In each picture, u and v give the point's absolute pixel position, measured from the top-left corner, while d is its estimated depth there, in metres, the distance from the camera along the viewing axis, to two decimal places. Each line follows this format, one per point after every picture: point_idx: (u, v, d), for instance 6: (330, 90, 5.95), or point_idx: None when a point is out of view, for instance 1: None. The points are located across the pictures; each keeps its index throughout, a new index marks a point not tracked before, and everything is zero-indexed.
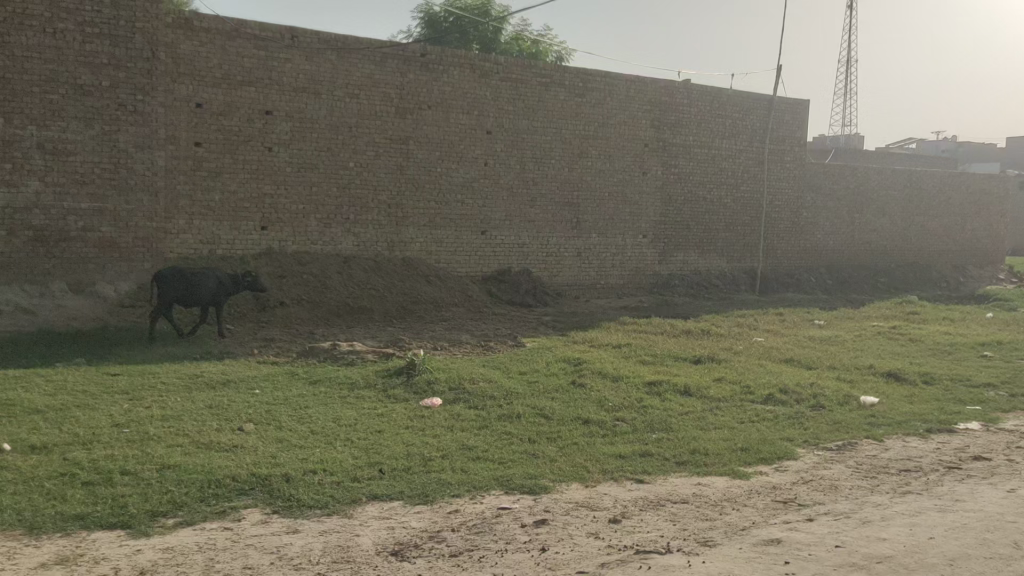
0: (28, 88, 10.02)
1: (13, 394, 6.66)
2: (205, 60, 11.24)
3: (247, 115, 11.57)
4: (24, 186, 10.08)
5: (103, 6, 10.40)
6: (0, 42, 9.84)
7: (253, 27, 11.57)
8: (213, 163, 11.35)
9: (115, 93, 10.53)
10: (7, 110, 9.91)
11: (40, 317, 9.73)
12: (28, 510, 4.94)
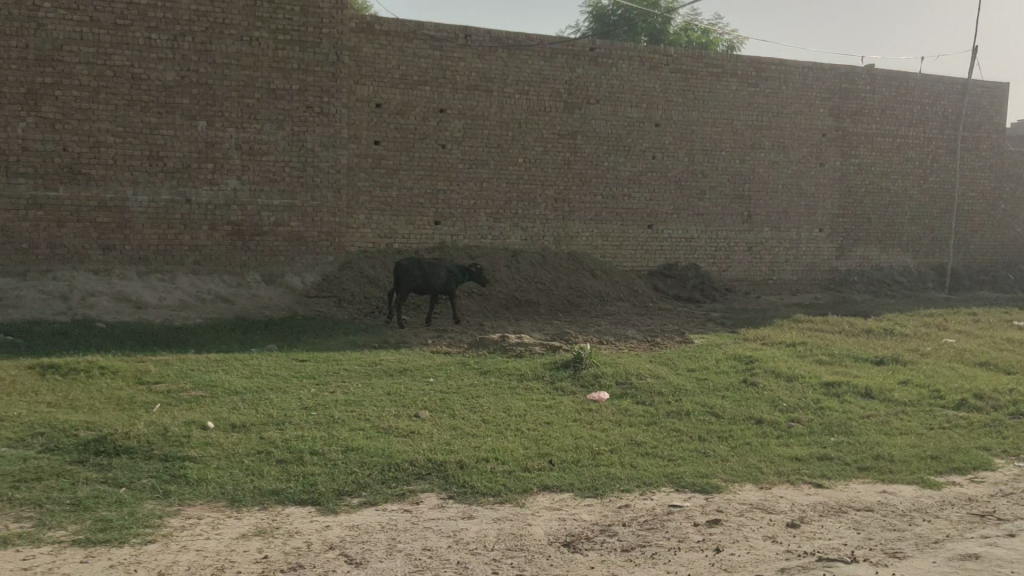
0: (227, 93, 10.84)
1: (216, 376, 7.22)
2: (385, 61, 11.76)
3: (422, 113, 12.00)
4: (224, 185, 10.91)
5: (294, 14, 11.08)
6: (204, 51, 10.70)
7: (430, 28, 11.98)
8: (391, 160, 11.86)
9: (304, 96, 11.21)
10: (209, 113, 10.78)
11: (236, 305, 10.54)
12: (229, 484, 5.35)
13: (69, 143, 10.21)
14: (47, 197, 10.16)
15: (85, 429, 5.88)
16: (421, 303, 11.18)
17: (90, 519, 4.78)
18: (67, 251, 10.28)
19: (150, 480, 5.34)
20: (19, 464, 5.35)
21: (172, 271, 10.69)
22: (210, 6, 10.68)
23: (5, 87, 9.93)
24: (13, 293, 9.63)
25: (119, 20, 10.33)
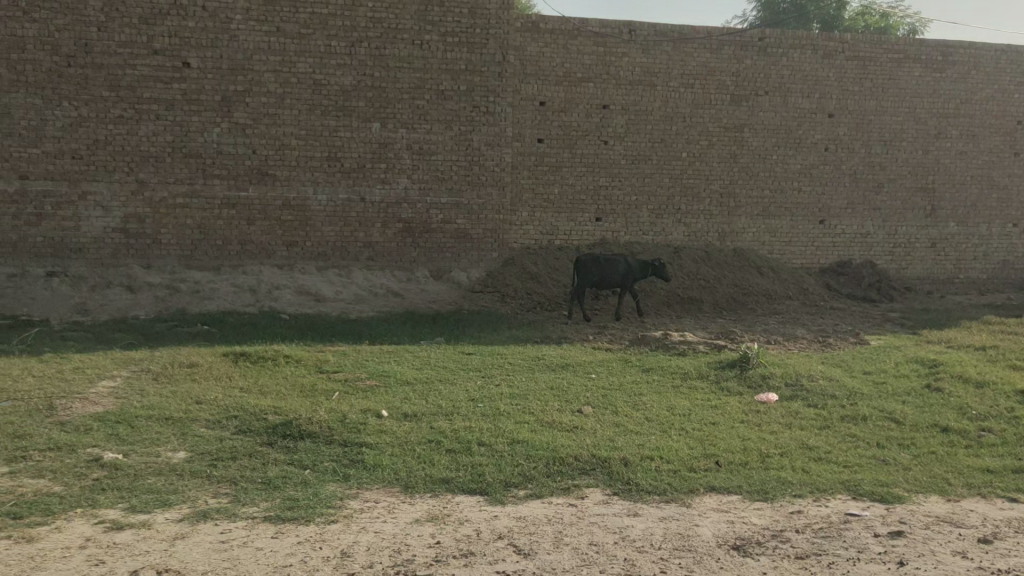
0: (399, 96, 11.30)
1: (389, 367, 7.55)
2: (549, 59, 11.89)
3: (586, 110, 12.06)
4: (396, 184, 11.40)
5: (463, 16, 11.38)
6: (379, 56, 11.19)
7: (594, 25, 11.99)
8: (553, 157, 12.01)
9: (471, 96, 11.51)
10: (383, 115, 11.28)
11: (406, 299, 11.00)
12: (403, 471, 5.57)
13: (257, 146, 10.96)
14: (238, 197, 10.97)
15: (273, 414, 6.30)
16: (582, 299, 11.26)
17: (278, 498, 5.11)
18: (254, 247, 11.06)
19: (331, 464, 5.65)
20: (216, 444, 5.80)
21: (348, 266, 11.29)
22: (384, 12, 11.15)
23: (203, 95, 10.77)
24: (208, 286, 10.48)
25: (303, 29, 10.97)
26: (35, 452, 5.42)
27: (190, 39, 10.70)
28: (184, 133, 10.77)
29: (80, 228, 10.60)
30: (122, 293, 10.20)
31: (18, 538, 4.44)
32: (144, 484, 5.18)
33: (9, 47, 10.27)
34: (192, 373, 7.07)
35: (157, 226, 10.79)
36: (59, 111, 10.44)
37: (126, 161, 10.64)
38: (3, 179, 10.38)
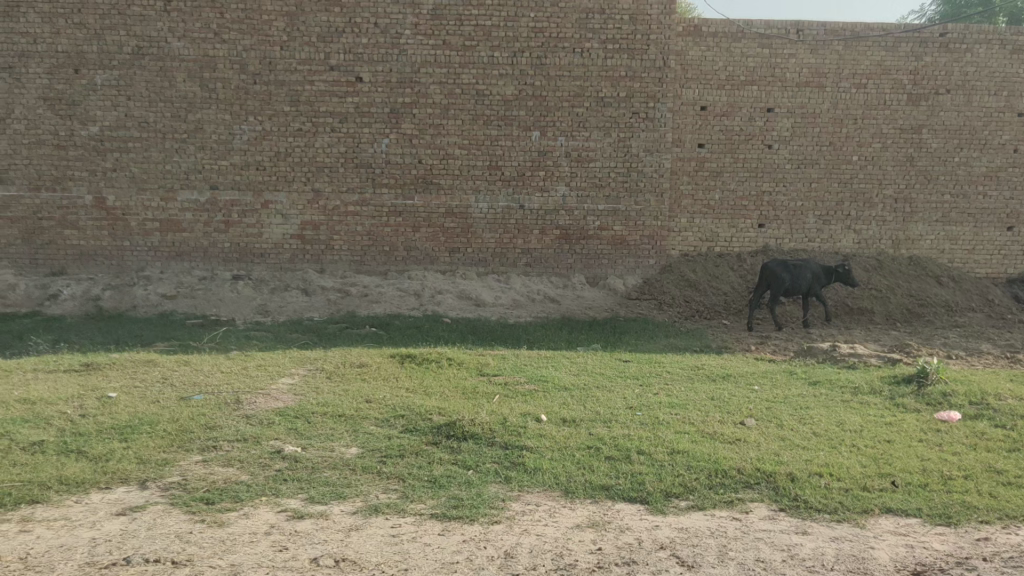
0: (559, 104, 11.47)
1: (548, 372, 7.63)
2: (711, 63, 11.68)
3: (749, 114, 11.77)
4: (554, 191, 11.59)
5: (624, 23, 11.37)
6: (540, 65, 11.39)
7: (759, 27, 11.66)
8: (714, 163, 11.82)
9: (631, 103, 11.52)
10: (543, 124, 11.50)
11: (563, 305, 11.13)
12: (563, 475, 5.58)
13: (423, 156, 11.42)
14: (404, 205, 11.48)
15: (437, 414, 6.50)
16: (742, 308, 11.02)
17: (444, 496, 5.26)
18: (420, 253, 11.57)
19: (494, 465, 5.75)
20: (386, 441, 6.05)
21: (507, 272, 11.63)
22: (546, 22, 11.32)
23: (373, 108, 11.32)
24: (376, 290, 10.97)
25: (467, 41, 11.31)
26: (225, 443, 5.84)
27: (362, 54, 11.25)
28: (356, 144, 11.35)
29: (262, 234, 11.41)
30: (296, 296, 10.86)
31: (210, 522, 4.79)
32: (320, 476, 5.47)
33: (202, 67, 11.13)
34: (361, 372, 7.42)
35: (331, 233, 11.46)
36: (245, 126, 11.24)
37: (303, 172, 11.34)
38: (196, 189, 11.29)
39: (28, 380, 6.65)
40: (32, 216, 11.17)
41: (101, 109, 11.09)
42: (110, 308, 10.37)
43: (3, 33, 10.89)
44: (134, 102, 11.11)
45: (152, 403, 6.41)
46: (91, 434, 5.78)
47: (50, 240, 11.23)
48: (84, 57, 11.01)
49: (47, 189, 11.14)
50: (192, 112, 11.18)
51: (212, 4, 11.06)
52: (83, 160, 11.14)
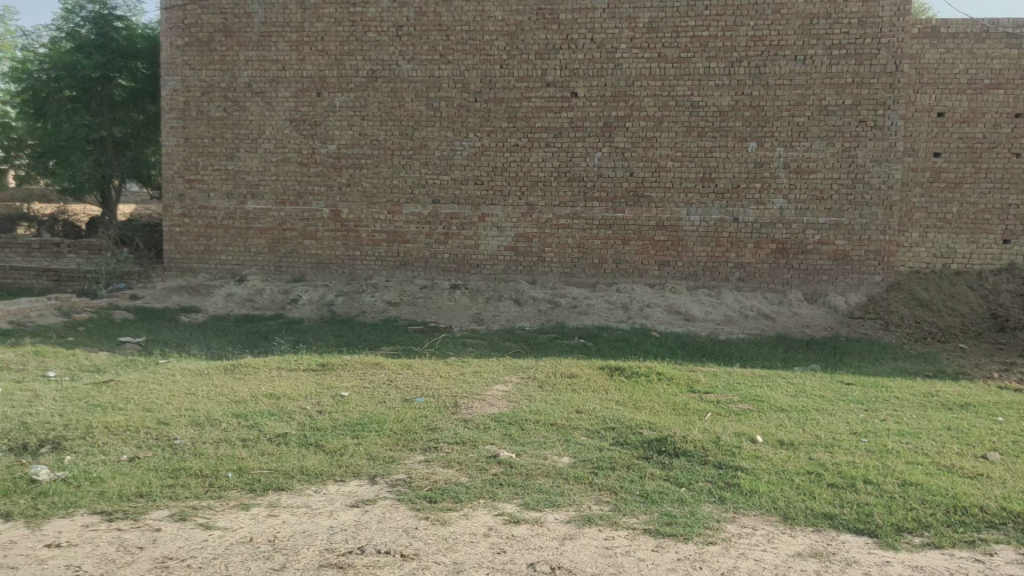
0: (779, 113, 11.10)
1: (763, 392, 7.36)
2: (951, 66, 10.83)
3: (994, 119, 10.81)
4: (771, 204, 11.22)
5: (852, 27, 10.84)
6: (759, 74, 11.09)
7: (1007, 25, 10.70)
8: (952, 173, 10.95)
9: (857, 110, 10.93)
10: (761, 134, 11.16)
11: (778, 322, 10.71)
12: (782, 500, 5.31)
13: (635, 168, 11.44)
14: (615, 218, 11.57)
15: (648, 429, 6.45)
16: (982, 331, 10.12)
17: (657, 512, 5.17)
18: (629, 266, 11.61)
19: (707, 484, 5.58)
20: (597, 453, 6.07)
21: (719, 287, 11.41)
22: (766, 30, 11.03)
23: (587, 122, 11.51)
24: (585, 302, 11.09)
25: (684, 52, 11.23)
26: (445, 445, 6.11)
27: (578, 70, 11.49)
28: (570, 158, 11.58)
29: (478, 246, 11.90)
30: (510, 305, 11.18)
31: (434, 520, 5.01)
32: (534, 483, 5.58)
33: (428, 87, 11.81)
34: (572, 383, 7.51)
35: (543, 245, 11.75)
36: (465, 142, 11.79)
37: (518, 186, 11.72)
38: (420, 203, 11.96)
39: (273, 377, 7.29)
40: (278, 227, 12.27)
41: (338, 129, 12.02)
42: (342, 313, 11.15)
43: (258, 61, 12.10)
44: (367, 122, 11.96)
45: (380, 403, 6.83)
46: (327, 429, 6.25)
47: (291, 250, 12.29)
48: (325, 81, 12.00)
49: (291, 203, 12.20)
50: (418, 130, 11.87)
51: (440, 27, 11.73)
52: (321, 176, 12.10)
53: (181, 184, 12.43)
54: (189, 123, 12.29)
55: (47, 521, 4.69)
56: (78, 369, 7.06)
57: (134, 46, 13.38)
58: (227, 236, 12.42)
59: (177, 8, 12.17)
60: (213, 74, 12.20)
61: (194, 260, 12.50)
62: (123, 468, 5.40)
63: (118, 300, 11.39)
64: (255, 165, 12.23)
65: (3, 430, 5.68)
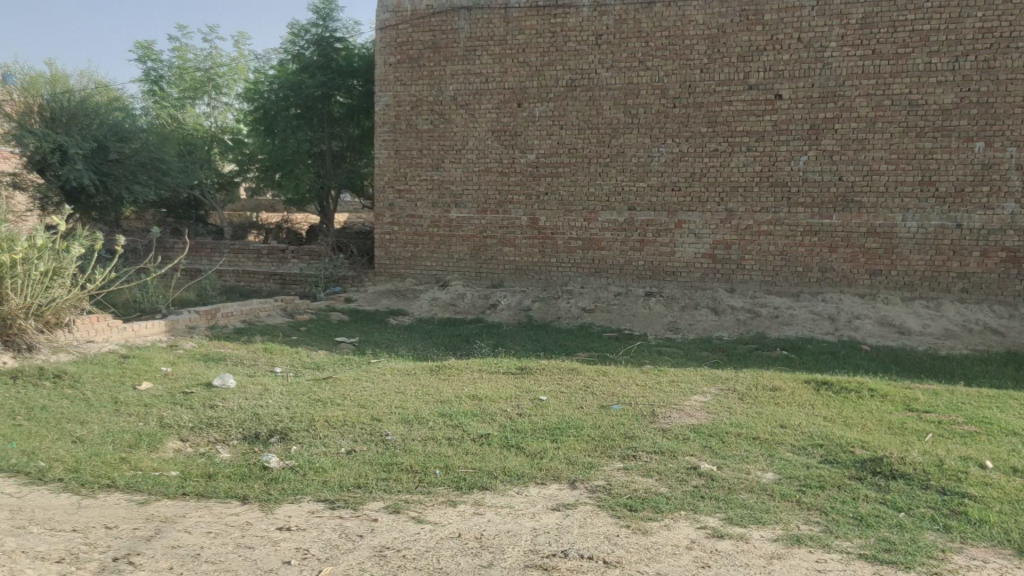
0: (1011, 110, 10.19)
1: (991, 414, 6.76)
2: None
3: None
4: (1001, 209, 10.29)
5: None
6: (987, 68, 10.23)
7: None
8: None
9: None
10: (990, 133, 10.28)
11: (1008, 338, 9.81)
12: (1017, 533, 4.81)
13: (844, 172, 10.89)
14: (821, 224, 11.05)
15: (860, 448, 6.10)
16: None
17: (873, 537, 4.83)
18: (836, 275, 11.06)
19: (929, 511, 5.17)
20: (804, 470, 5.81)
21: (938, 298, 10.61)
22: (997, 21, 10.17)
23: (792, 125, 11.09)
24: (787, 312, 10.67)
25: (901, 48, 10.57)
26: (644, 453, 6.07)
27: (784, 71, 11.10)
28: (773, 162, 11.20)
29: (675, 253, 11.77)
30: (707, 314, 10.95)
31: (635, 529, 4.95)
32: (737, 498, 5.39)
33: (626, 94, 11.85)
34: (775, 396, 7.24)
35: (742, 252, 11.45)
36: (663, 148, 11.71)
37: (717, 192, 11.49)
38: (617, 211, 12.00)
39: (475, 378, 7.56)
40: (479, 234, 12.72)
41: (538, 138, 12.31)
42: (538, 318, 11.35)
43: (463, 75, 12.62)
44: (565, 130, 12.17)
45: (577, 408, 6.90)
46: (527, 431, 6.39)
47: (491, 257, 12.70)
48: (526, 91, 12.33)
49: (492, 211, 12.62)
50: (616, 137, 11.93)
51: (639, 34, 11.74)
52: (521, 185, 12.43)
53: (391, 194, 13.16)
54: (400, 136, 13.01)
55: (278, 506, 5.09)
56: (300, 366, 7.65)
57: (351, 65, 14.30)
58: (431, 243, 13.01)
59: (392, 28, 12.94)
60: (422, 89, 12.85)
61: (401, 266, 13.20)
62: (342, 461, 5.77)
63: (332, 302, 12.23)
64: (458, 175, 12.74)
65: (238, 419, 6.24)
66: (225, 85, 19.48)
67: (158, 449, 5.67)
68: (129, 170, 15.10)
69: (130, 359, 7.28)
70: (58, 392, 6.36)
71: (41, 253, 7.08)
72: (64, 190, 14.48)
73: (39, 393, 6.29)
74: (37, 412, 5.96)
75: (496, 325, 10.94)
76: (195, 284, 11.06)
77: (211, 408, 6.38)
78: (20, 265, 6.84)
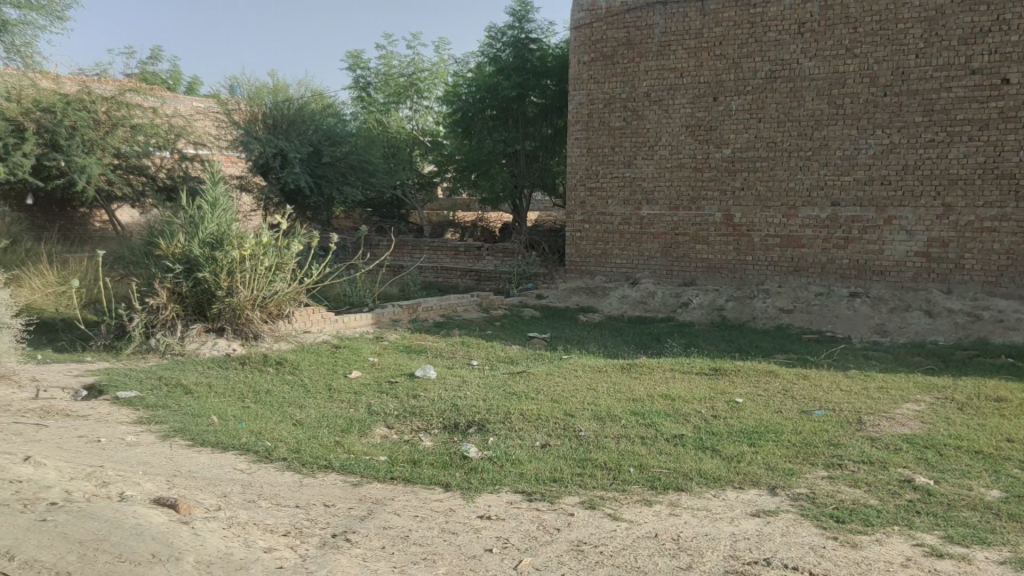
0: None
1: None
2: None
3: None
4: None
5: None
6: None
7: None
8: None
9: None
10: None
11: None
12: None
13: None
14: None
15: None
16: None
17: None
18: None
19: None
20: None
21: None
22: None
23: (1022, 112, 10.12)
24: (1014, 316, 9.75)
25: None
26: (850, 462, 5.75)
27: (1012, 53, 10.16)
28: (998, 153, 10.29)
29: (883, 251, 11.06)
30: (920, 317, 10.22)
31: (843, 541, 4.66)
32: (959, 516, 4.96)
33: (831, 84, 11.28)
34: (1000, 408, 6.64)
35: (961, 251, 10.58)
36: (871, 140, 11.05)
37: (933, 185, 10.69)
38: (818, 206, 11.46)
39: (667, 378, 7.46)
40: (671, 232, 12.56)
41: (734, 132, 11.99)
42: (732, 318, 11.05)
43: (657, 71, 12.53)
44: (764, 124, 11.77)
45: (775, 413, 6.65)
46: (723, 434, 6.24)
47: (684, 254, 12.50)
48: (722, 85, 12.06)
49: (684, 209, 12.42)
50: (819, 130, 11.39)
51: (846, 20, 11.14)
52: (715, 180, 12.17)
53: (583, 192, 13.27)
54: (592, 135, 13.09)
55: (478, 495, 5.26)
56: (495, 360, 7.87)
57: (545, 65, 14.51)
58: (622, 241, 13.00)
59: (586, 26, 13.06)
60: (615, 86, 12.88)
61: (591, 263, 13.28)
62: (538, 454, 5.87)
63: (524, 298, 12.49)
64: (651, 172, 12.65)
65: (439, 409, 6.51)
66: (426, 89, 21.09)
67: (366, 435, 6.03)
68: (339, 172, 16.14)
69: (341, 349, 7.79)
70: (280, 378, 6.91)
71: (266, 250, 7.74)
72: (283, 192, 15.68)
73: (264, 378, 6.87)
74: (263, 396, 6.49)
75: (688, 324, 10.75)
76: (397, 280, 11.65)
77: (414, 398, 6.70)
78: (248, 261, 7.54)
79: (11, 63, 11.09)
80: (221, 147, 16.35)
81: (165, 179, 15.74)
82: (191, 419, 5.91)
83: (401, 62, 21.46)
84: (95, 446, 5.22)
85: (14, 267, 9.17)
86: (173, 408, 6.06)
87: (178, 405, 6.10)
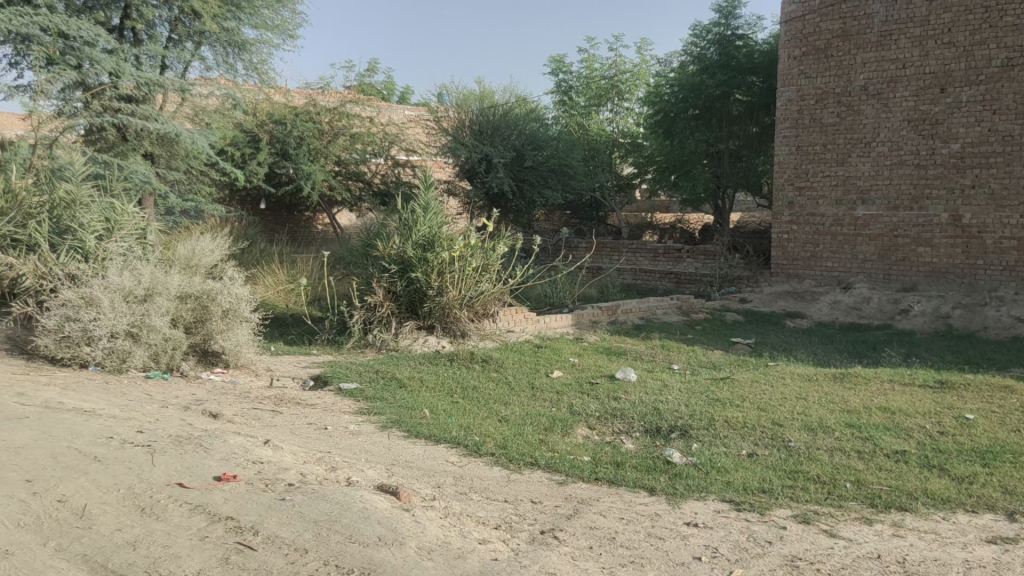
0: None
1: None
2: None
3: None
4: None
5: None
6: None
7: None
8: None
9: None
10: None
11: None
12: None
13: None
14: None
15: None
16: None
17: None
18: None
19: None
20: None
21: None
22: None
23: None
24: None
25: None
26: None
27: None
28: None
29: None
30: None
31: None
32: None
33: None
34: None
35: None
36: None
37: None
38: None
39: (886, 390, 6.99)
40: (890, 233, 11.80)
41: (964, 126, 11.10)
42: (959, 327, 10.20)
43: (875, 62, 11.83)
44: (999, 116, 10.80)
45: (1014, 432, 6.06)
46: (951, 452, 5.76)
47: (903, 257, 11.71)
48: (951, 75, 11.18)
49: (905, 208, 11.64)
50: None
51: None
52: (940, 178, 11.32)
53: (791, 191, 12.77)
54: (803, 132, 12.58)
55: (685, 501, 5.16)
56: (698, 364, 7.72)
57: (752, 62, 14.03)
58: (833, 243, 12.38)
59: (797, 19, 12.57)
60: (829, 80, 12.29)
61: (800, 266, 12.74)
62: (744, 463, 5.69)
63: (727, 302, 12.17)
64: (867, 169, 11.97)
65: (641, 411, 6.47)
66: (627, 90, 21.16)
67: (569, 434, 6.10)
68: (540, 175, 16.40)
69: (543, 349, 7.93)
70: (485, 374, 7.14)
71: (473, 252, 8.03)
72: (487, 195, 16.15)
73: (471, 374, 7.14)
74: (470, 392, 6.73)
75: (907, 333, 10.04)
76: (597, 282, 11.71)
77: (615, 400, 6.70)
78: (456, 261, 7.86)
79: (249, 79, 12.19)
80: (430, 153, 17.08)
81: (380, 184, 16.68)
82: (406, 411, 6.24)
83: (603, 64, 21.55)
84: (323, 434, 5.61)
85: (252, 267, 10.09)
86: (390, 400, 6.42)
87: (393, 398, 6.45)
